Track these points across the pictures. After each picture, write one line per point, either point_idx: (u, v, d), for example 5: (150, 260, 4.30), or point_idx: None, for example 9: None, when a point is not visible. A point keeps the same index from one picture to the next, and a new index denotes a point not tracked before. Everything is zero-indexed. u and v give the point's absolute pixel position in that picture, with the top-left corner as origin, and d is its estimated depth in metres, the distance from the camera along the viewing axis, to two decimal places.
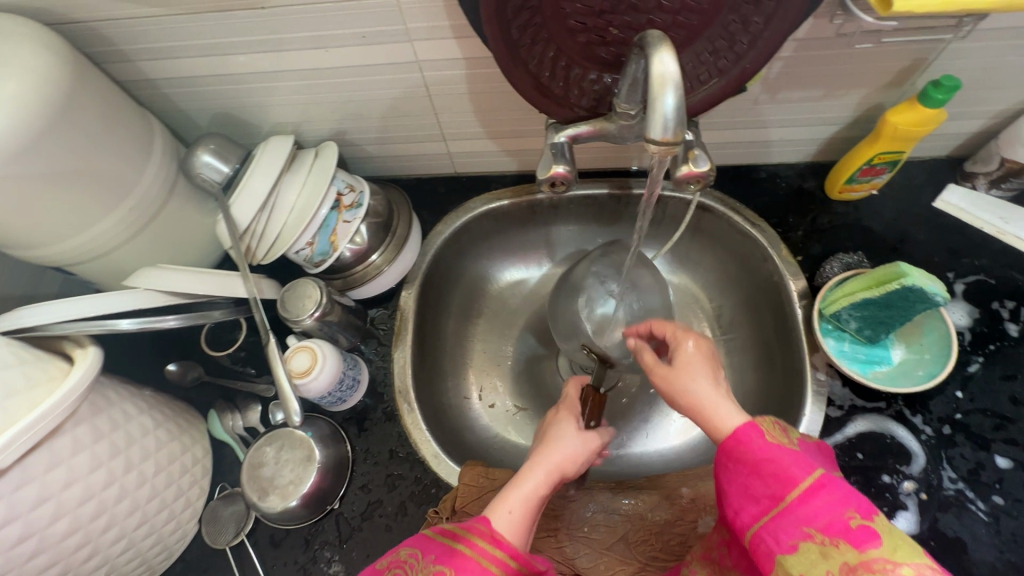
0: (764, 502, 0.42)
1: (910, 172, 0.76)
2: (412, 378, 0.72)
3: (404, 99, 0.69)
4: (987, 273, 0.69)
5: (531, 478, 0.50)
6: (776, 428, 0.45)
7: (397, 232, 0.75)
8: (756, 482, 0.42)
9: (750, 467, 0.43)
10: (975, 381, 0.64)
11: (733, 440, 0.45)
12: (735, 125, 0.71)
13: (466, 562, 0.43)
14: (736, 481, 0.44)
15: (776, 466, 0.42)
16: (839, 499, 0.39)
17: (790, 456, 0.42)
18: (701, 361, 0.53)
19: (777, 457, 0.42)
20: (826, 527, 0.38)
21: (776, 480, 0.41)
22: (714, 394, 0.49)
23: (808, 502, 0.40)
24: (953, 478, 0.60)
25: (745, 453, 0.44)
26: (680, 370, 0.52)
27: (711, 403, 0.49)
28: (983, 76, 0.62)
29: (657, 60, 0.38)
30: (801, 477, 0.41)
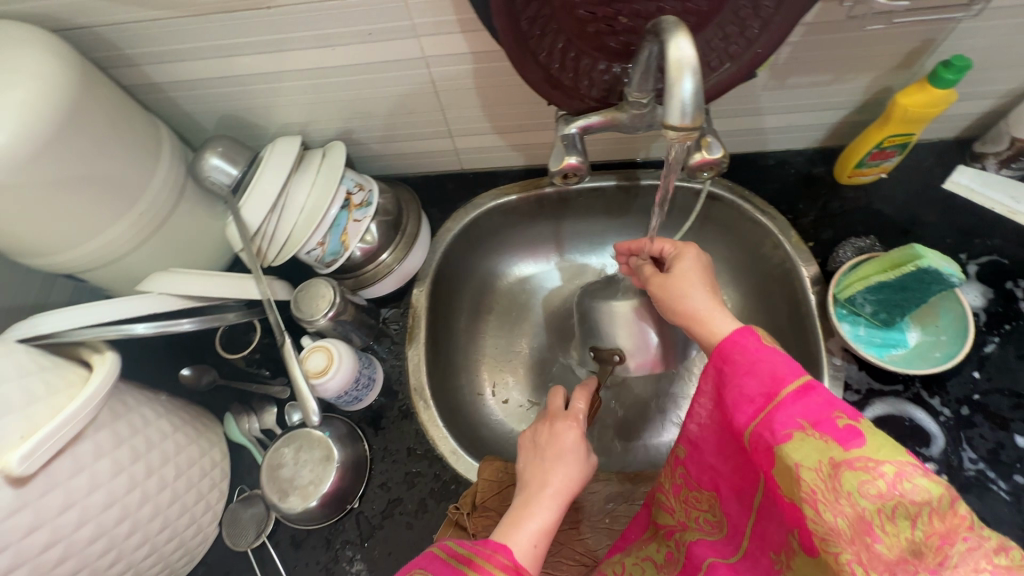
0: (756, 401, 0.42)
1: (919, 154, 0.76)
2: (427, 375, 0.72)
3: (411, 96, 0.69)
4: (1001, 253, 0.69)
5: (536, 513, 0.50)
6: (769, 331, 0.46)
7: (407, 230, 0.75)
8: (750, 381, 0.42)
9: (744, 367, 0.43)
10: (991, 361, 0.64)
11: (729, 344, 0.45)
12: (743, 113, 0.71)
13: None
14: (729, 381, 0.44)
15: (772, 366, 0.42)
16: (828, 400, 0.39)
17: (782, 359, 0.42)
18: (697, 272, 0.55)
19: (771, 359, 0.42)
20: (816, 423, 0.38)
21: (769, 380, 0.41)
22: (707, 304, 0.52)
23: (797, 402, 0.39)
24: (974, 459, 0.60)
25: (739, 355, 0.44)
26: (676, 280, 0.55)
27: (702, 311, 0.51)
28: (992, 55, 0.62)
29: (673, 46, 0.37)
30: (793, 378, 0.40)
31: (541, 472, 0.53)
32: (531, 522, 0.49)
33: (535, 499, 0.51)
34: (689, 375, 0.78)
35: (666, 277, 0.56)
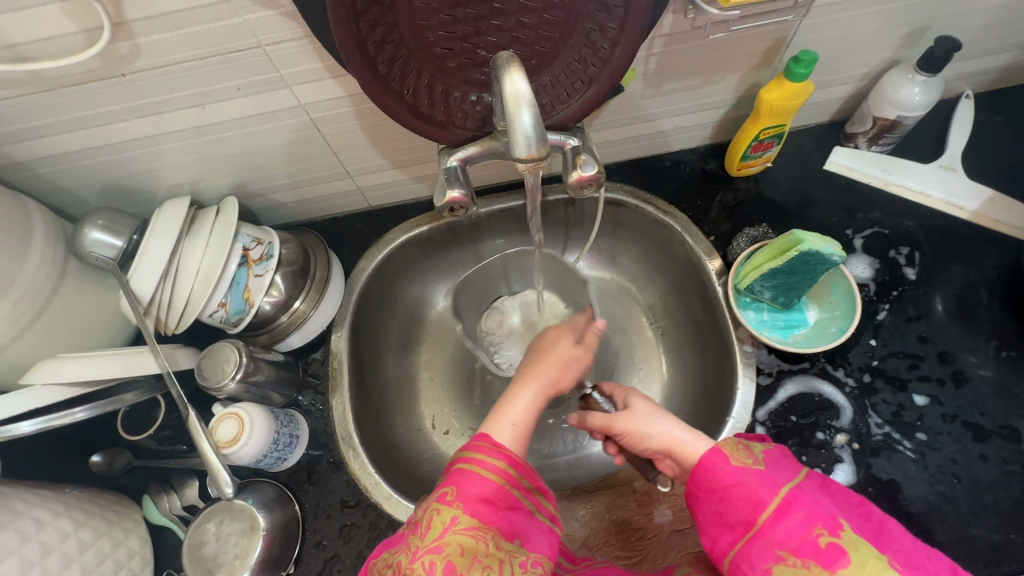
0: (739, 530, 0.42)
1: (799, 140, 0.80)
2: (355, 423, 0.70)
3: (298, 143, 0.68)
4: (881, 224, 0.74)
5: (522, 397, 0.54)
6: (739, 448, 0.45)
7: (316, 276, 0.74)
8: (726, 507, 0.43)
9: (718, 494, 0.43)
10: (885, 327, 0.68)
11: (704, 465, 0.45)
12: (629, 121, 0.73)
13: (468, 475, 0.44)
14: (709, 510, 0.44)
15: (743, 489, 0.42)
16: (807, 515, 0.39)
17: (758, 476, 0.42)
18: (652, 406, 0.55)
19: (743, 482, 0.42)
20: (795, 549, 0.39)
21: (746, 505, 0.42)
22: (673, 424, 0.51)
23: (778, 524, 0.40)
24: (879, 423, 0.63)
25: (716, 479, 0.44)
26: (633, 416, 0.54)
27: (673, 436, 0.50)
28: (838, 46, 0.66)
29: (509, 81, 0.39)
30: (767, 498, 0.41)
31: (538, 364, 0.58)
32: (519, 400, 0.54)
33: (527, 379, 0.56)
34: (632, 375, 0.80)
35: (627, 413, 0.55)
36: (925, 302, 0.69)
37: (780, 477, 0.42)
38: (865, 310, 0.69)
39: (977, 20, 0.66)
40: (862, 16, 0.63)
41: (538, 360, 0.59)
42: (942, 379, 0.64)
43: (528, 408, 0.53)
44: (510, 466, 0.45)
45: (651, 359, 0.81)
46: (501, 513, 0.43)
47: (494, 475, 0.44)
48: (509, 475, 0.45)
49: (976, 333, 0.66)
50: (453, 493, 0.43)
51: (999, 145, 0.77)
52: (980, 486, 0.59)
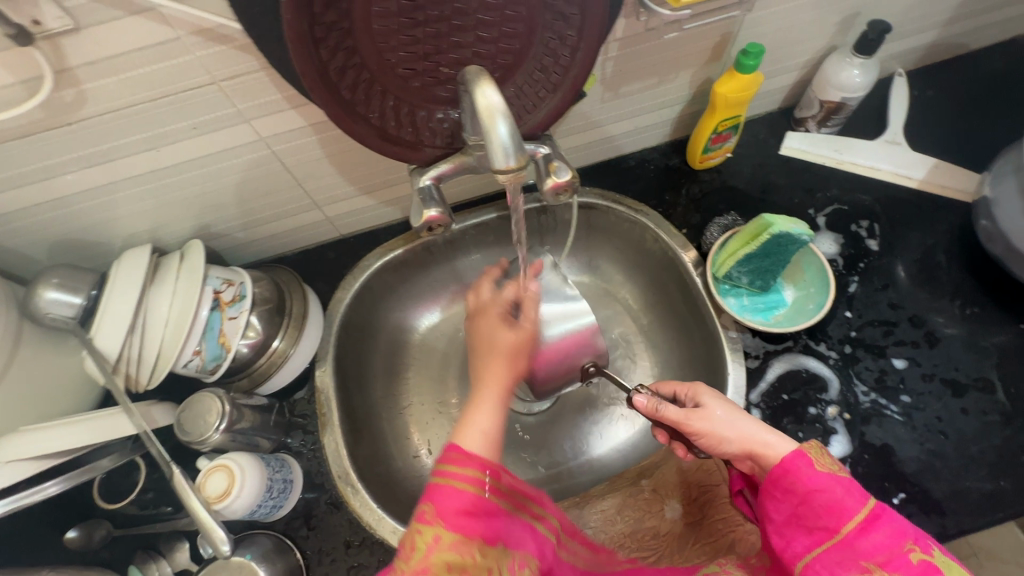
0: (819, 533, 0.45)
1: (753, 129, 0.84)
2: (350, 459, 0.67)
3: (263, 178, 0.66)
4: (840, 201, 0.77)
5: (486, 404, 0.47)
6: (823, 455, 0.48)
7: (293, 311, 0.71)
8: (807, 511, 0.46)
9: (799, 497, 0.46)
10: (858, 298, 0.70)
11: (791, 467, 0.47)
12: (592, 125, 0.74)
13: (444, 490, 0.40)
14: (787, 509, 0.47)
15: (829, 496, 0.45)
16: (896, 530, 0.43)
17: (844, 487, 0.45)
18: (724, 404, 0.55)
19: (829, 488, 0.45)
20: (886, 561, 0.42)
21: (831, 514, 0.45)
22: (755, 426, 0.52)
23: (867, 535, 0.43)
24: (866, 391, 0.65)
25: (800, 483, 0.46)
26: (710, 416, 0.53)
27: (759, 437, 0.50)
28: (779, 36, 0.70)
29: (481, 93, 0.38)
30: (854, 508, 0.44)
31: (480, 362, 0.52)
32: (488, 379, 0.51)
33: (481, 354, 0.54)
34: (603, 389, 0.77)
35: (701, 411, 0.54)
36: (890, 270, 0.72)
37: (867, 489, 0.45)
38: (836, 284, 0.71)
39: (900, 4, 0.71)
40: (799, 8, 0.66)
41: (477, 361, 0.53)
42: (916, 342, 0.67)
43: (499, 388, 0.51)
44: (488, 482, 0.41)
45: (640, 355, 0.82)
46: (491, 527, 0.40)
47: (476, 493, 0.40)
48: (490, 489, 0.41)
49: (941, 294, 0.70)
50: (431, 511, 0.40)
51: (934, 117, 0.82)
52: (967, 440, 0.61)
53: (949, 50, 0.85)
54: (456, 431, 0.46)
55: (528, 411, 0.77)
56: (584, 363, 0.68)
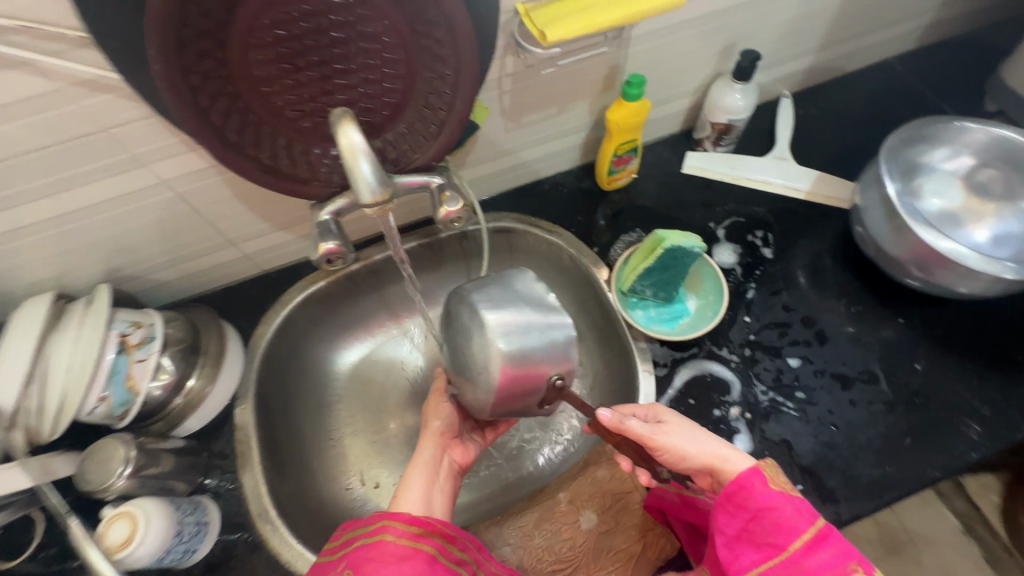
0: (767, 548, 0.47)
1: (657, 150, 0.89)
2: (270, 496, 0.67)
3: (172, 219, 0.67)
4: (737, 214, 0.83)
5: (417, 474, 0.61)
6: (775, 474, 0.50)
7: (209, 350, 0.71)
8: (757, 526, 0.47)
9: (751, 512, 0.48)
10: (755, 303, 0.75)
11: (749, 483, 0.49)
12: (500, 155, 0.78)
13: (378, 553, 0.48)
14: (738, 524, 0.48)
15: (779, 513, 0.47)
16: (841, 551, 0.45)
17: (796, 506, 0.47)
18: (684, 421, 0.56)
19: (779, 506, 0.47)
20: None
21: (781, 530, 0.46)
22: (710, 441, 0.54)
23: (813, 553, 0.45)
24: (764, 390, 0.69)
25: (754, 500, 0.48)
26: (671, 431, 0.54)
27: (718, 452, 0.52)
28: (664, 65, 0.75)
29: (344, 133, 0.40)
30: (803, 527, 0.46)
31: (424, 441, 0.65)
32: (420, 462, 0.62)
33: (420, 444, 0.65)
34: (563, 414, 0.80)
35: (664, 428, 0.54)
36: (783, 276, 0.77)
37: (815, 509, 0.47)
38: (736, 291, 0.76)
39: (771, 33, 0.79)
40: (676, 40, 0.72)
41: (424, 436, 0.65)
42: (808, 341, 0.72)
43: (427, 469, 0.62)
44: (412, 525, 0.51)
45: None
46: (410, 568, 0.48)
47: (401, 539, 0.49)
48: (416, 533, 0.50)
49: (829, 295, 0.75)
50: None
51: (817, 133, 0.89)
52: (856, 429, 0.66)
53: (828, 72, 0.93)
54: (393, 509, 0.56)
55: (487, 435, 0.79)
56: (549, 376, 0.57)
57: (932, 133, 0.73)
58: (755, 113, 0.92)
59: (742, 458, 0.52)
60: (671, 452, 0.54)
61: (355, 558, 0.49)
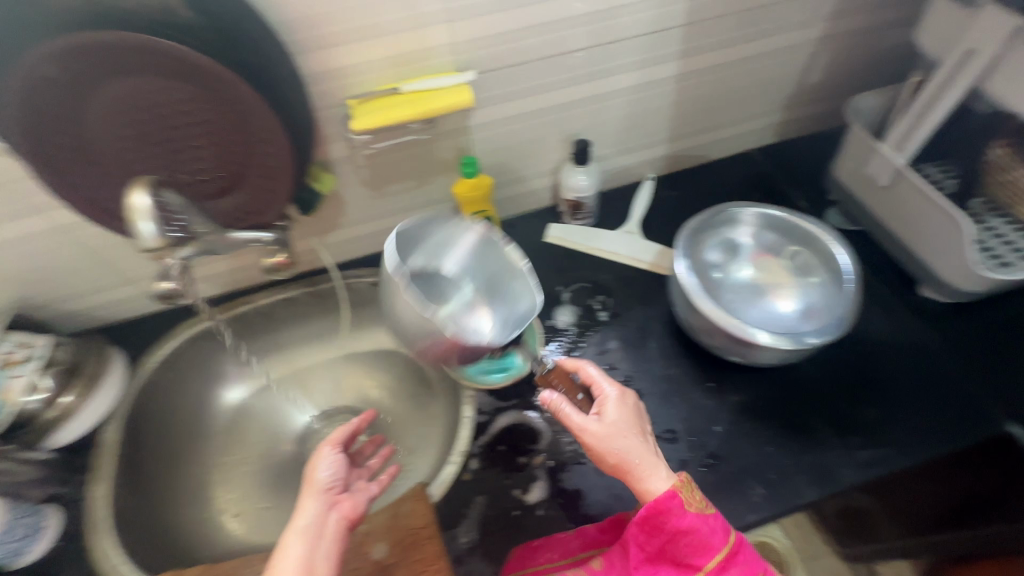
0: (685, 566, 0.56)
1: (527, 220, 1.00)
2: (110, 509, 0.74)
3: (69, 258, 0.79)
4: (586, 279, 0.91)
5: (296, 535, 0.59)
6: (690, 493, 0.57)
7: (88, 372, 0.81)
8: (679, 546, 0.56)
9: (670, 535, 0.56)
10: (582, 360, 0.81)
11: (674, 506, 0.56)
12: (374, 219, 0.90)
13: None
14: (659, 542, 0.57)
15: (697, 536, 0.55)
16: (746, 567, 0.56)
17: (711, 529, 0.56)
18: (626, 420, 0.62)
19: (696, 529, 0.55)
20: None
21: (698, 550, 0.56)
22: (632, 448, 0.60)
23: (725, 571, 0.55)
24: (571, 442, 0.73)
25: (677, 523, 0.56)
26: (602, 434, 0.61)
27: (631, 460, 0.59)
28: (514, 150, 0.87)
29: (136, 198, 0.53)
30: (717, 545, 0.55)
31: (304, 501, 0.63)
32: (299, 523, 0.60)
33: (301, 505, 0.63)
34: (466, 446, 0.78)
35: (598, 428, 0.61)
36: (614, 337, 0.84)
37: (727, 528, 0.57)
38: (566, 348, 0.83)
39: (612, 127, 0.90)
40: (518, 129, 0.84)
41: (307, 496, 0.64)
42: None
43: (307, 532, 0.59)
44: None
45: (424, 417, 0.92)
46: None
47: None
48: None
49: (650, 358, 0.81)
50: None
51: (673, 212, 0.99)
52: None
53: (691, 159, 1.04)
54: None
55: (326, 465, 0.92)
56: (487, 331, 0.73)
57: (722, 221, 0.84)
58: (621, 192, 1.02)
59: (668, 481, 0.59)
60: (594, 445, 0.61)
61: None
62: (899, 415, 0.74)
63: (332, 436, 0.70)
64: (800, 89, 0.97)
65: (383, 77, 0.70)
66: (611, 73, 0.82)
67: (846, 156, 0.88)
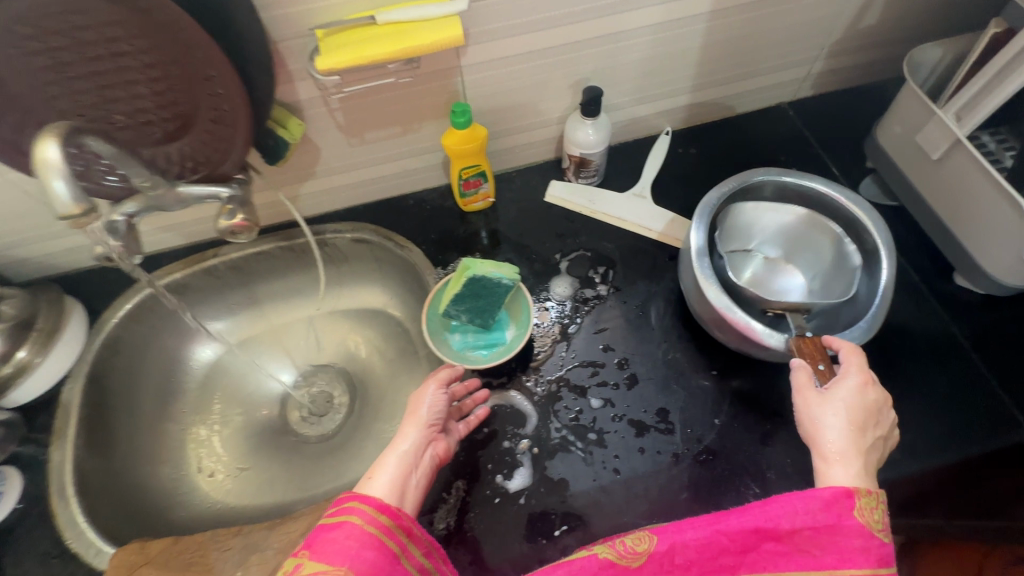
0: (815, 560, 0.46)
1: (526, 175, 0.90)
2: (74, 473, 0.71)
3: (8, 204, 0.71)
4: (586, 247, 0.82)
5: (393, 457, 0.59)
6: (869, 505, 0.47)
7: (42, 327, 0.76)
8: (817, 540, 0.47)
9: (821, 524, 0.47)
10: (576, 338, 0.75)
11: (841, 504, 0.47)
12: (352, 168, 0.80)
13: (345, 528, 0.50)
14: (796, 527, 0.47)
15: (847, 539, 0.46)
16: None
17: (868, 543, 0.46)
18: (851, 405, 0.54)
19: (851, 532, 0.46)
20: None
21: (842, 553, 0.46)
22: (839, 432, 0.53)
23: None
24: (558, 428, 0.69)
25: (830, 516, 0.47)
26: (817, 401, 0.55)
27: (824, 435, 0.53)
28: (512, 96, 0.76)
29: (44, 148, 0.43)
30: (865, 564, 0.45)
31: (406, 426, 0.62)
32: (400, 449, 0.59)
33: (402, 431, 0.62)
34: (510, 422, 0.70)
35: (817, 395, 0.56)
36: (612, 315, 0.77)
37: (885, 561, 0.46)
38: (560, 324, 0.76)
39: (628, 73, 0.78)
40: (518, 72, 0.72)
41: (409, 421, 0.62)
42: (617, 384, 0.71)
43: (405, 460, 0.59)
44: (381, 513, 0.52)
45: (407, 384, 0.87)
46: (372, 558, 0.48)
47: (367, 526, 0.50)
48: (382, 525, 0.51)
49: (651, 340, 0.75)
50: (318, 552, 0.48)
51: (689, 172, 0.88)
52: (636, 477, 0.66)
53: (715, 111, 0.92)
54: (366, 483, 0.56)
55: (317, 430, 0.89)
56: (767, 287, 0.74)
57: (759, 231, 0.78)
58: (632, 148, 0.91)
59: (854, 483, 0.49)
60: (800, 409, 0.56)
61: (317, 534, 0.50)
62: (912, 416, 0.68)
63: (443, 375, 0.66)
64: (850, 34, 0.84)
65: (357, 4, 0.59)
66: (632, 7, 0.69)
67: (894, 119, 0.76)
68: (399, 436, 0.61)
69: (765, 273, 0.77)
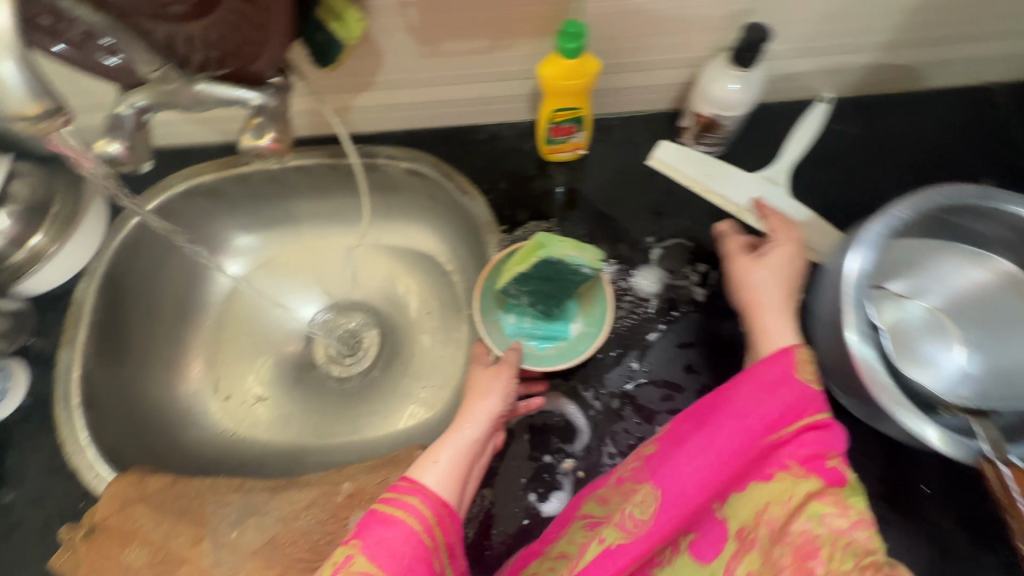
0: (767, 427, 0.45)
1: (629, 126, 0.71)
2: (82, 382, 0.66)
3: None
4: (688, 234, 0.66)
5: (451, 446, 0.49)
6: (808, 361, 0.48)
7: (58, 211, 0.69)
8: (768, 400, 0.45)
9: (767, 386, 0.46)
10: (653, 350, 0.61)
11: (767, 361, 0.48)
12: (417, 84, 0.64)
13: (398, 525, 0.42)
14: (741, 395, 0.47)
15: (794, 396, 0.45)
16: (825, 443, 0.44)
17: (810, 392, 0.46)
18: (784, 268, 0.56)
19: (795, 385, 0.46)
20: (810, 464, 0.43)
21: (793, 415, 0.45)
22: (776, 296, 0.54)
23: (801, 443, 0.44)
24: (612, 454, 0.57)
25: (775, 371, 0.47)
26: (752, 268, 0.56)
27: (761, 295, 0.54)
28: (636, 21, 0.57)
29: None
30: (808, 413, 0.45)
31: (468, 407, 0.53)
32: (461, 439, 0.50)
33: (465, 418, 0.52)
34: (557, 436, 0.58)
35: (747, 259, 0.57)
36: (704, 328, 0.62)
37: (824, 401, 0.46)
38: (637, 328, 0.62)
39: (800, 11, 0.57)
40: None
41: (472, 406, 0.53)
42: None
43: (466, 452, 0.50)
44: (436, 519, 0.44)
45: (443, 347, 0.77)
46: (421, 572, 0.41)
47: (421, 531, 0.43)
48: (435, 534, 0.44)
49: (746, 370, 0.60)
50: (365, 547, 0.41)
51: (843, 158, 0.67)
52: None
53: (898, 80, 0.68)
54: (418, 470, 0.47)
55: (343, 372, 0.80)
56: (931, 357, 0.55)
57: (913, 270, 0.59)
58: (774, 113, 0.70)
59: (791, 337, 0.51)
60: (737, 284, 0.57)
61: (367, 523, 0.43)
62: None
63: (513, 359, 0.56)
64: None
65: None
66: None
67: None
68: (460, 419, 0.52)
69: (916, 323, 0.58)
